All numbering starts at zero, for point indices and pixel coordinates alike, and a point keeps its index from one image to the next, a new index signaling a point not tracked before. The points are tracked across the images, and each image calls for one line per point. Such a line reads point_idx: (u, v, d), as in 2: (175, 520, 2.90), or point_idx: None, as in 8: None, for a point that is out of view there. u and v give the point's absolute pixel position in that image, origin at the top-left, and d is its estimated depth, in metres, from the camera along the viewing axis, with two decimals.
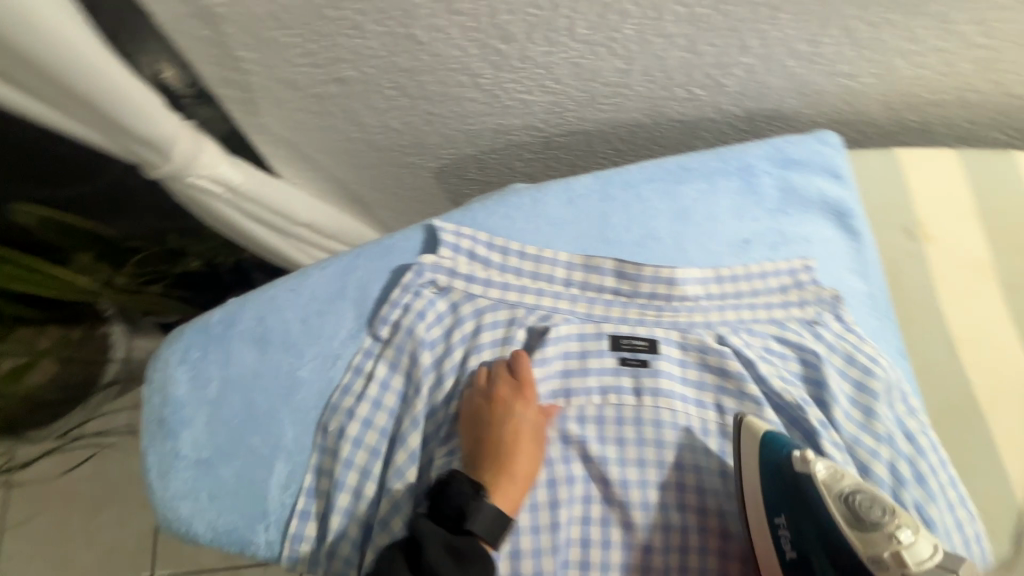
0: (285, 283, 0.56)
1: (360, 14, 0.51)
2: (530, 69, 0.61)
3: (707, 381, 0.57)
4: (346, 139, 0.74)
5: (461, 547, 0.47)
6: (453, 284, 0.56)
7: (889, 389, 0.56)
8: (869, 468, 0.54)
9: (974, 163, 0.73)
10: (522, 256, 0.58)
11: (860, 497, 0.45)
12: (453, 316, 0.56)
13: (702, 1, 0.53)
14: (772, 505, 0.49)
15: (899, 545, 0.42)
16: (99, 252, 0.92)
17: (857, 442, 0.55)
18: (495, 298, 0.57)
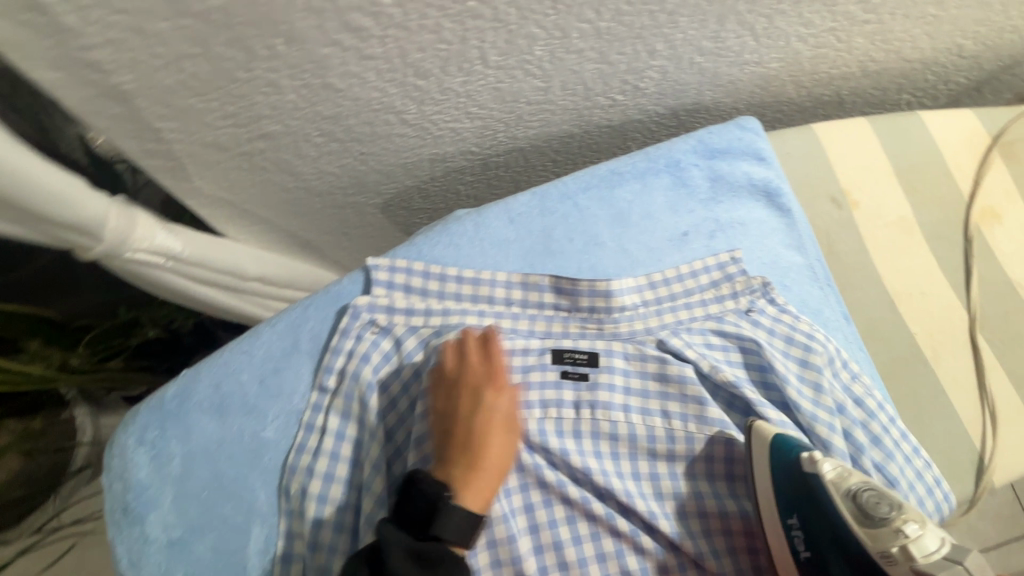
0: (235, 347, 0.55)
1: (273, 71, 0.51)
2: (452, 99, 0.62)
3: (651, 389, 0.59)
4: (284, 189, 0.74)
5: (428, 553, 0.44)
6: (393, 319, 0.57)
7: (830, 360, 0.62)
8: (829, 441, 0.58)
9: (883, 128, 0.78)
10: (460, 280, 0.59)
11: (868, 494, 0.46)
12: (401, 351, 0.57)
13: (604, 16, 0.55)
14: (784, 506, 0.50)
15: (906, 539, 0.43)
16: (46, 337, 0.88)
17: (816, 419, 0.58)
18: (435, 325, 0.58)
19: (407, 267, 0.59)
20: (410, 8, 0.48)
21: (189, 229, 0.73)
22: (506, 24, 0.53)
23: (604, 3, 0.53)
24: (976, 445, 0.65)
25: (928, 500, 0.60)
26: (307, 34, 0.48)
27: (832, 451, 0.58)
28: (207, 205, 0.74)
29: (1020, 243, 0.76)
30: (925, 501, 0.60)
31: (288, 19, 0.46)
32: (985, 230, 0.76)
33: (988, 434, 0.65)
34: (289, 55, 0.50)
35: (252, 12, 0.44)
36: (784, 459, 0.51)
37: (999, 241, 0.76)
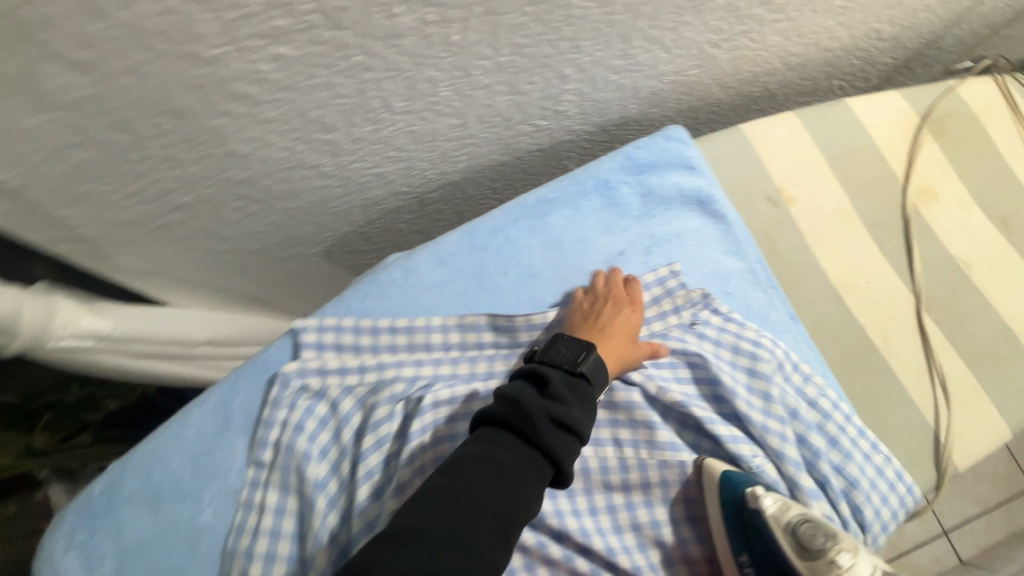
0: (164, 431, 0.53)
1: (167, 147, 0.50)
2: (365, 147, 0.61)
3: (600, 419, 0.58)
4: (216, 253, 0.72)
5: (577, 389, 0.53)
6: (326, 382, 0.56)
7: (779, 366, 0.61)
8: (782, 451, 0.58)
9: (812, 119, 0.78)
10: (393, 330, 0.58)
11: (805, 527, 0.50)
12: (338, 413, 0.55)
13: (502, 51, 0.54)
14: (734, 542, 0.53)
15: (839, 568, 0.48)
16: (6, 420, 0.83)
17: (766, 431, 0.58)
18: (372, 382, 0.57)
19: (336, 326, 0.57)
20: (294, 71, 0.47)
21: (121, 305, 0.72)
22: (400, 71, 0.52)
23: (499, 39, 0.52)
24: (935, 431, 0.65)
25: (892, 496, 0.59)
26: (192, 109, 0.47)
27: (785, 463, 0.58)
28: (138, 279, 0.72)
29: (960, 219, 0.76)
30: (888, 497, 0.59)
31: (166, 98, 0.44)
32: (923, 210, 0.76)
33: (945, 418, 0.65)
34: (179, 130, 0.48)
35: (125, 96, 0.43)
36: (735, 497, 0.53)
37: (939, 219, 0.76)
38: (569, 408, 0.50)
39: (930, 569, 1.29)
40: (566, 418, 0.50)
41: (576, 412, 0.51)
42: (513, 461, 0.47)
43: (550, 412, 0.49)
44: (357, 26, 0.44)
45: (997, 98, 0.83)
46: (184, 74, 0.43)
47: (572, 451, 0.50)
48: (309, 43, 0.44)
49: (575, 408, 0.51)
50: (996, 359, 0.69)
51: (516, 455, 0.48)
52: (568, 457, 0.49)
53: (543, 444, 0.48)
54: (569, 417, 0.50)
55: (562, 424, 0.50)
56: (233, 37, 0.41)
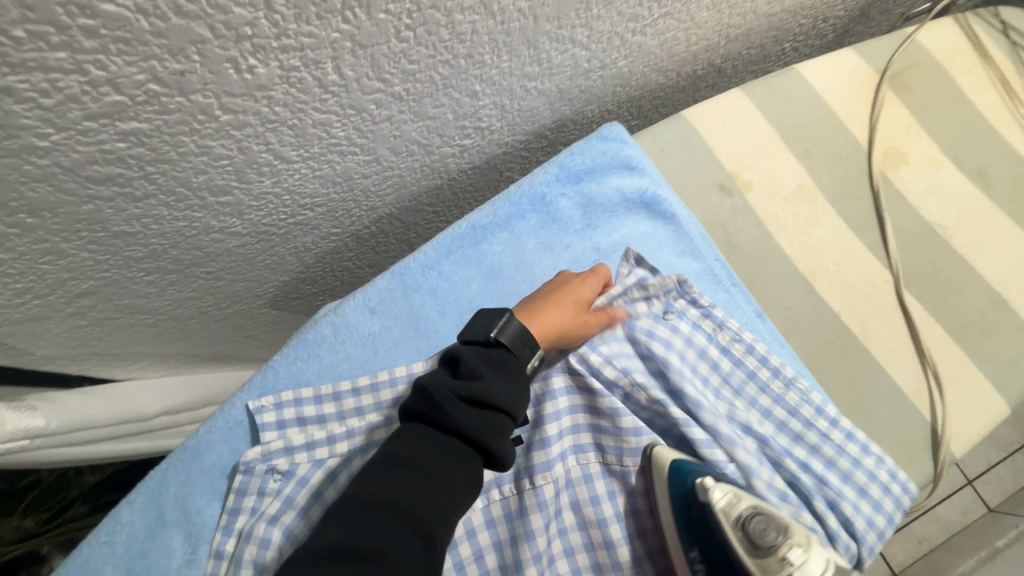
0: (92, 539, 0.50)
1: (42, 241, 0.46)
2: (273, 199, 0.56)
3: (581, 423, 0.58)
4: (149, 326, 0.68)
5: (496, 357, 0.50)
6: (295, 460, 0.53)
7: (745, 370, 0.59)
8: (749, 465, 0.54)
9: (759, 93, 0.72)
10: (357, 392, 0.54)
11: (756, 521, 0.48)
12: (306, 489, 0.52)
13: (393, 81, 0.49)
14: (686, 539, 0.52)
15: (790, 566, 0.46)
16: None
17: (734, 442, 0.55)
18: (344, 452, 0.53)
19: (295, 400, 0.54)
20: (155, 143, 0.42)
21: (56, 392, 0.67)
22: (282, 121, 0.47)
23: (384, 70, 0.47)
24: (926, 416, 0.60)
25: (883, 499, 0.55)
26: (50, 201, 0.42)
27: (754, 478, 0.54)
28: (72, 364, 0.68)
29: (932, 179, 0.70)
30: (880, 501, 0.55)
31: (14, 195, 0.40)
32: (891, 175, 0.70)
33: (937, 401, 0.61)
34: (47, 223, 0.44)
35: None
36: (682, 488, 0.52)
37: (910, 183, 0.70)
38: (482, 383, 0.47)
39: (960, 521, 1.23)
40: (478, 394, 0.47)
41: (492, 386, 0.48)
42: (434, 457, 0.45)
43: (460, 392, 0.47)
44: (208, 86, 0.40)
45: (962, 40, 0.77)
46: (23, 168, 0.38)
47: (497, 427, 0.47)
48: (158, 113, 0.39)
49: (491, 380, 0.48)
50: (987, 327, 0.64)
51: (438, 448, 0.46)
52: (492, 436, 0.46)
53: (458, 426, 0.46)
54: (487, 394, 0.47)
55: (476, 402, 0.47)
56: (63, 122, 0.37)
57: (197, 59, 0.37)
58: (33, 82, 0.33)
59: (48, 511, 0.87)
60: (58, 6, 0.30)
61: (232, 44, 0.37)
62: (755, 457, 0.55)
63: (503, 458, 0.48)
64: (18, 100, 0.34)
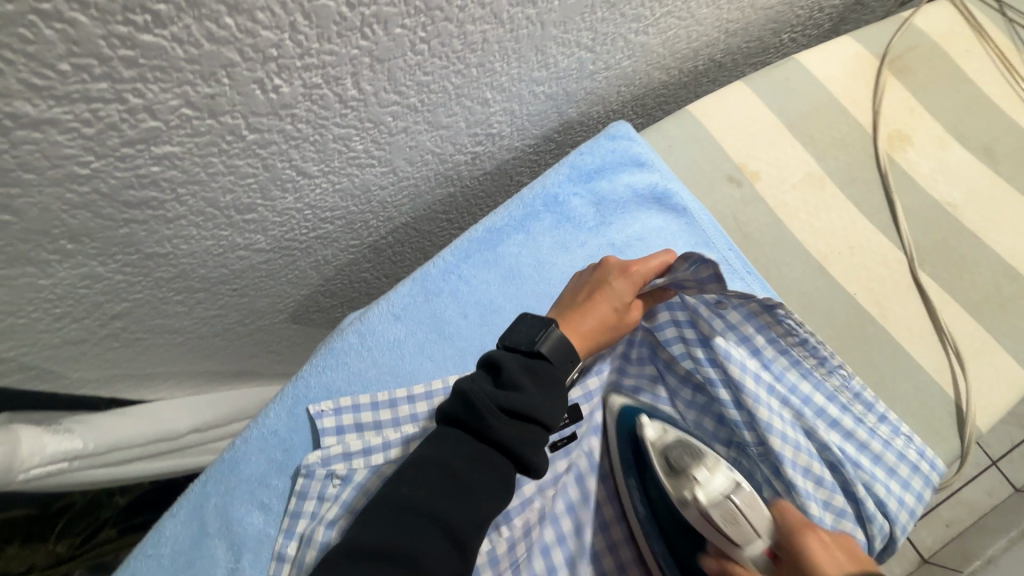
0: (141, 550, 0.51)
1: (80, 266, 0.47)
2: (296, 214, 0.58)
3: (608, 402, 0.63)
4: (177, 345, 0.70)
5: (538, 367, 0.49)
6: (352, 465, 0.54)
7: (791, 358, 0.59)
8: (783, 453, 0.54)
9: (761, 86, 0.73)
10: (411, 398, 0.56)
11: (676, 450, 0.55)
12: (361, 494, 0.52)
13: (409, 93, 0.51)
14: (627, 467, 0.59)
15: (695, 484, 0.52)
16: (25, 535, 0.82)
17: (771, 430, 0.55)
18: (398, 458, 0.54)
19: (353, 405, 0.55)
20: (187, 166, 0.43)
21: (89, 414, 0.68)
22: (305, 137, 0.48)
23: (400, 82, 0.49)
24: (950, 392, 0.61)
25: (915, 479, 0.56)
26: (90, 226, 0.44)
27: (790, 462, 0.55)
28: (102, 387, 0.70)
29: (939, 159, 0.71)
30: (910, 481, 0.56)
31: (56, 222, 0.42)
32: (898, 157, 0.71)
33: (959, 375, 0.61)
34: (85, 248, 0.46)
35: (11, 231, 0.40)
36: (628, 428, 0.59)
37: (917, 164, 0.71)
38: (524, 395, 0.47)
39: (985, 502, 1.22)
40: (520, 408, 0.46)
41: (534, 398, 0.47)
42: (466, 466, 0.46)
43: (502, 403, 0.47)
44: (236, 107, 0.41)
45: (958, 21, 0.78)
46: (65, 196, 0.40)
47: (532, 438, 0.47)
48: (190, 136, 0.41)
49: (533, 392, 0.48)
50: (1004, 302, 0.65)
51: (477, 458, 0.46)
52: (530, 448, 0.47)
53: (498, 437, 0.46)
54: (526, 408, 0.47)
55: (516, 413, 0.47)
56: (103, 149, 0.38)
57: (227, 82, 0.39)
58: (76, 113, 0.35)
59: (81, 534, 0.88)
60: (101, 38, 0.32)
61: (259, 66, 0.39)
62: (789, 444, 0.55)
63: (538, 469, 0.48)
64: (63, 130, 0.35)
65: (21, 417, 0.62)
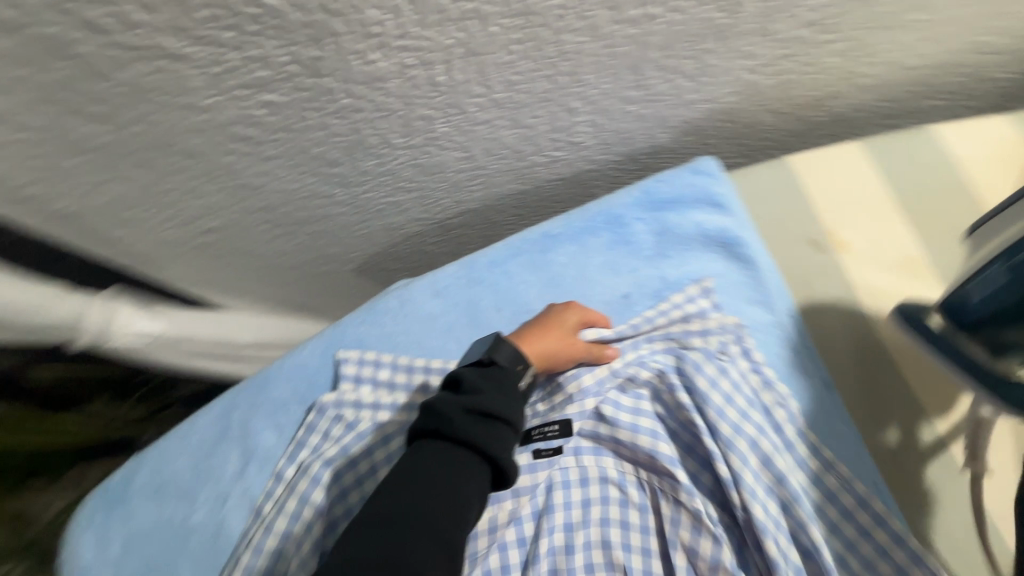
0: (174, 434, 0.59)
1: (188, 181, 0.55)
2: (374, 179, 0.63)
3: (605, 447, 0.57)
4: (255, 268, 0.79)
5: (495, 373, 0.53)
6: (360, 414, 0.58)
7: (785, 438, 0.54)
8: (763, 525, 0.49)
9: (877, 152, 0.67)
10: (427, 369, 0.59)
11: None
12: (361, 444, 0.56)
13: (496, 88, 0.53)
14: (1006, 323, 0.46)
15: None
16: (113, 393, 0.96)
17: (752, 496, 0.50)
18: (402, 420, 0.57)
19: (375, 360, 0.59)
20: (286, 114, 0.49)
21: (177, 308, 0.79)
22: (393, 111, 0.52)
23: (489, 77, 0.51)
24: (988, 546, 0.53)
25: None
26: (200, 149, 0.51)
27: (766, 540, 0.49)
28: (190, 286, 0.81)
29: None
30: None
31: (176, 141, 0.49)
32: None
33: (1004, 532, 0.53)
34: (195, 167, 0.53)
35: (141, 140, 0.48)
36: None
37: None
38: (481, 397, 0.51)
39: None
40: (481, 407, 0.50)
41: (494, 398, 0.51)
42: (439, 468, 0.48)
43: (466, 406, 0.50)
44: (337, 72, 0.46)
45: None
46: (186, 120, 0.47)
47: (498, 437, 0.50)
48: (294, 90, 0.46)
49: (490, 393, 0.51)
50: None
51: (450, 462, 0.48)
52: (499, 447, 0.49)
53: (467, 438, 0.49)
54: (486, 408, 0.50)
55: (477, 413, 0.50)
56: (222, 87, 0.44)
57: (332, 49, 0.43)
58: (205, 53, 0.41)
59: (155, 404, 0.99)
60: None
61: (361, 39, 0.43)
62: (771, 520, 0.50)
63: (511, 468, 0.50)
64: (193, 66, 0.42)
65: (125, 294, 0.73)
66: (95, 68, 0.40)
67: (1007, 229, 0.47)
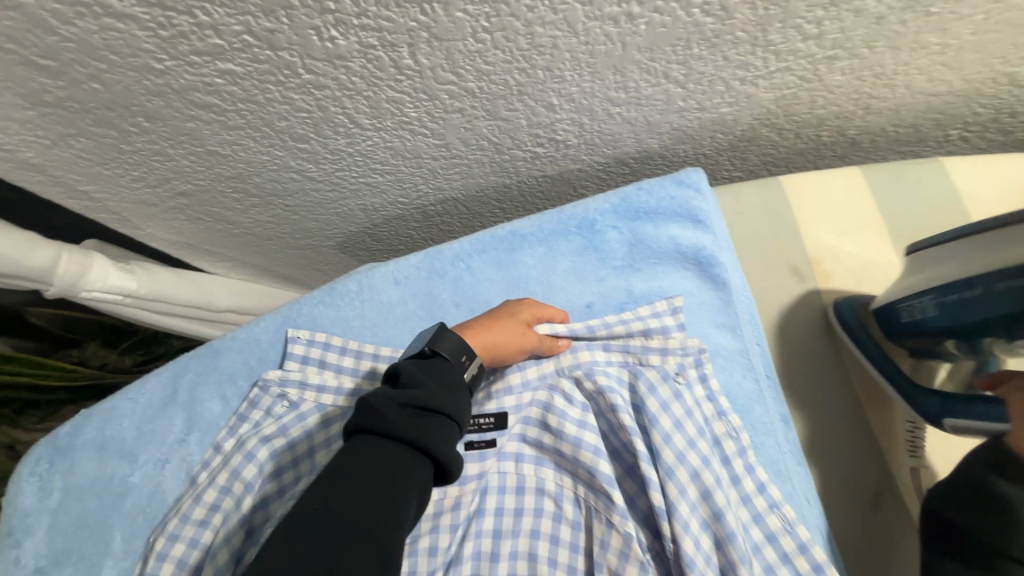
0: (123, 392, 0.60)
1: (153, 143, 0.55)
2: (346, 158, 0.62)
3: (546, 458, 0.56)
4: (233, 235, 0.79)
5: (435, 368, 0.51)
6: (304, 395, 0.58)
7: (731, 472, 0.52)
8: (690, 558, 0.47)
9: (879, 182, 0.63)
10: (376, 357, 0.58)
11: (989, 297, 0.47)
12: (301, 425, 0.56)
13: (467, 77, 0.51)
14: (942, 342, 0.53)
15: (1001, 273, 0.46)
16: (104, 339, 0.99)
17: (684, 527, 0.48)
18: (345, 406, 0.57)
19: (325, 342, 0.59)
20: (246, 85, 0.48)
21: (155, 267, 0.80)
22: (359, 91, 0.50)
23: (458, 65, 0.49)
24: None
25: None
26: (162, 113, 0.50)
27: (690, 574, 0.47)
28: (170, 246, 0.81)
29: None
30: None
31: (135, 102, 0.49)
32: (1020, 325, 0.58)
33: None
34: (158, 130, 0.53)
35: (99, 98, 0.48)
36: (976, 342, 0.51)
37: None
38: (421, 390, 0.48)
39: None
40: (420, 401, 0.47)
41: (433, 392, 0.48)
42: (374, 465, 0.43)
43: (401, 400, 0.47)
44: (294, 46, 0.44)
45: None
46: (142, 82, 0.46)
47: (439, 434, 0.46)
48: (251, 61, 0.45)
49: (430, 387, 0.49)
50: None
51: (389, 456, 0.44)
52: (440, 443, 0.46)
53: (404, 434, 0.45)
54: (426, 402, 0.47)
55: (414, 408, 0.47)
56: (175, 52, 0.43)
57: (286, 22, 0.42)
58: (153, 15, 0.40)
59: (142, 354, 1.05)
60: None
61: (317, 15, 0.41)
62: (701, 556, 0.48)
63: (450, 466, 0.46)
64: (142, 27, 0.41)
65: (102, 248, 0.74)
66: (42, 20, 0.39)
67: (947, 263, 0.50)
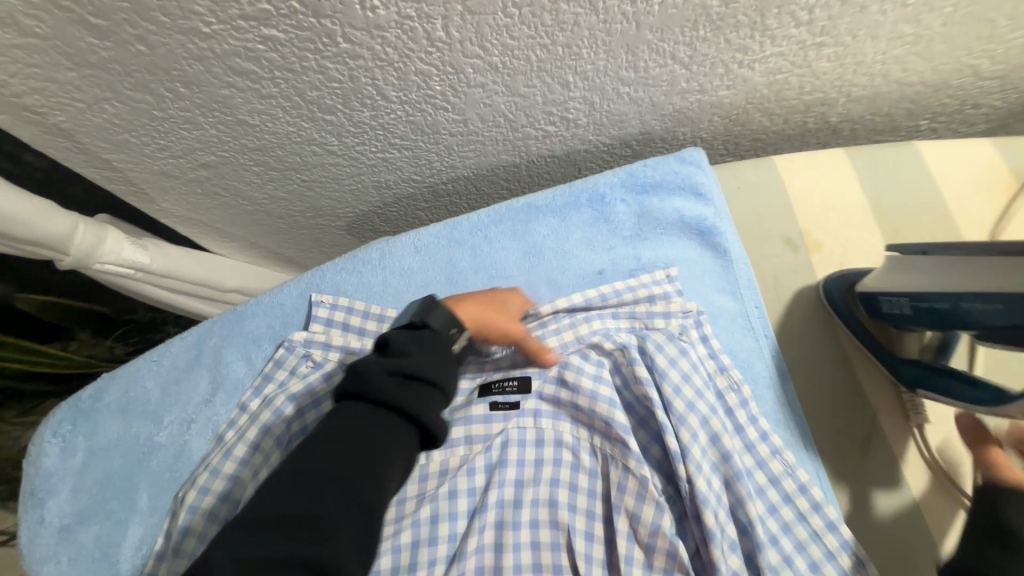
0: (146, 356, 0.61)
1: (185, 110, 0.57)
2: (368, 132, 0.64)
3: (563, 414, 0.59)
4: (246, 212, 0.81)
5: (426, 338, 0.53)
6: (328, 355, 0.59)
7: (736, 421, 0.56)
8: (705, 496, 0.51)
9: (862, 162, 0.69)
10: None
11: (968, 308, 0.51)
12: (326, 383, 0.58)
13: (493, 51, 0.54)
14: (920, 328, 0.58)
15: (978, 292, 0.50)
16: (97, 328, 0.97)
17: (698, 468, 0.52)
18: None
19: (348, 306, 0.61)
20: (285, 52, 0.51)
21: (166, 244, 0.80)
22: (390, 62, 0.54)
23: (486, 38, 0.52)
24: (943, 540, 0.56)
25: None
26: (200, 78, 0.52)
27: (705, 510, 0.50)
28: (181, 224, 0.82)
29: None
30: None
31: (176, 66, 0.51)
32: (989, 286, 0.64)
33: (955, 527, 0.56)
34: (193, 96, 0.55)
35: (141, 60, 0.50)
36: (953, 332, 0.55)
37: None
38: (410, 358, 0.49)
39: None
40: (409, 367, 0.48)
41: (420, 360, 0.50)
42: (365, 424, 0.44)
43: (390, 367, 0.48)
44: (337, 14, 0.47)
45: None
46: (187, 46, 0.49)
47: (425, 401, 0.47)
48: (295, 27, 0.48)
49: (418, 355, 0.50)
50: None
51: (377, 419, 0.45)
52: (427, 409, 0.47)
53: (390, 399, 0.46)
54: (415, 369, 0.48)
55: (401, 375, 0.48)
56: (223, 15, 0.46)
57: None
58: None
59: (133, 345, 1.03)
60: None
61: None
62: (713, 493, 0.51)
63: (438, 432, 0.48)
64: None
65: (116, 223, 0.75)
66: None
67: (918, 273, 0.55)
